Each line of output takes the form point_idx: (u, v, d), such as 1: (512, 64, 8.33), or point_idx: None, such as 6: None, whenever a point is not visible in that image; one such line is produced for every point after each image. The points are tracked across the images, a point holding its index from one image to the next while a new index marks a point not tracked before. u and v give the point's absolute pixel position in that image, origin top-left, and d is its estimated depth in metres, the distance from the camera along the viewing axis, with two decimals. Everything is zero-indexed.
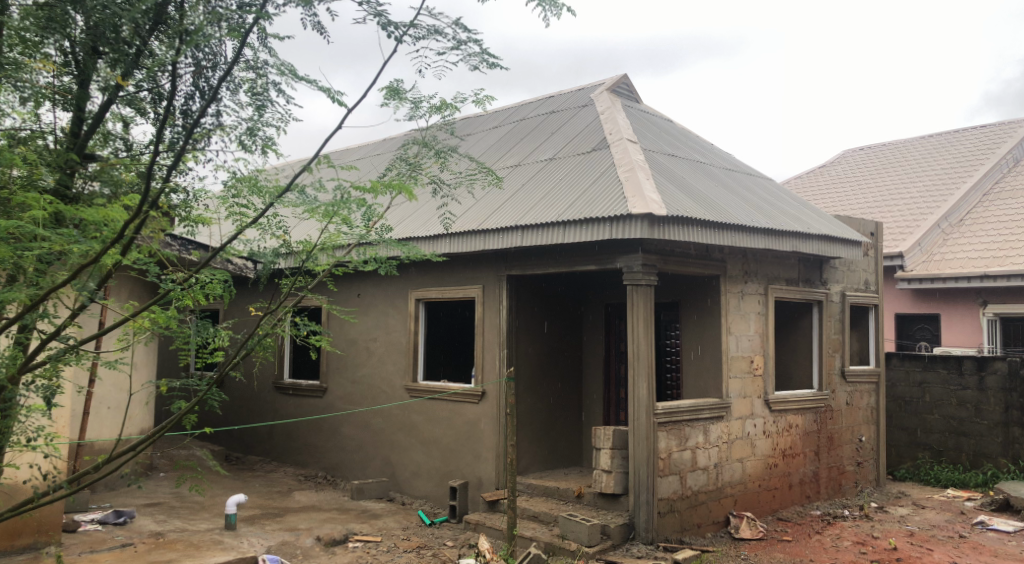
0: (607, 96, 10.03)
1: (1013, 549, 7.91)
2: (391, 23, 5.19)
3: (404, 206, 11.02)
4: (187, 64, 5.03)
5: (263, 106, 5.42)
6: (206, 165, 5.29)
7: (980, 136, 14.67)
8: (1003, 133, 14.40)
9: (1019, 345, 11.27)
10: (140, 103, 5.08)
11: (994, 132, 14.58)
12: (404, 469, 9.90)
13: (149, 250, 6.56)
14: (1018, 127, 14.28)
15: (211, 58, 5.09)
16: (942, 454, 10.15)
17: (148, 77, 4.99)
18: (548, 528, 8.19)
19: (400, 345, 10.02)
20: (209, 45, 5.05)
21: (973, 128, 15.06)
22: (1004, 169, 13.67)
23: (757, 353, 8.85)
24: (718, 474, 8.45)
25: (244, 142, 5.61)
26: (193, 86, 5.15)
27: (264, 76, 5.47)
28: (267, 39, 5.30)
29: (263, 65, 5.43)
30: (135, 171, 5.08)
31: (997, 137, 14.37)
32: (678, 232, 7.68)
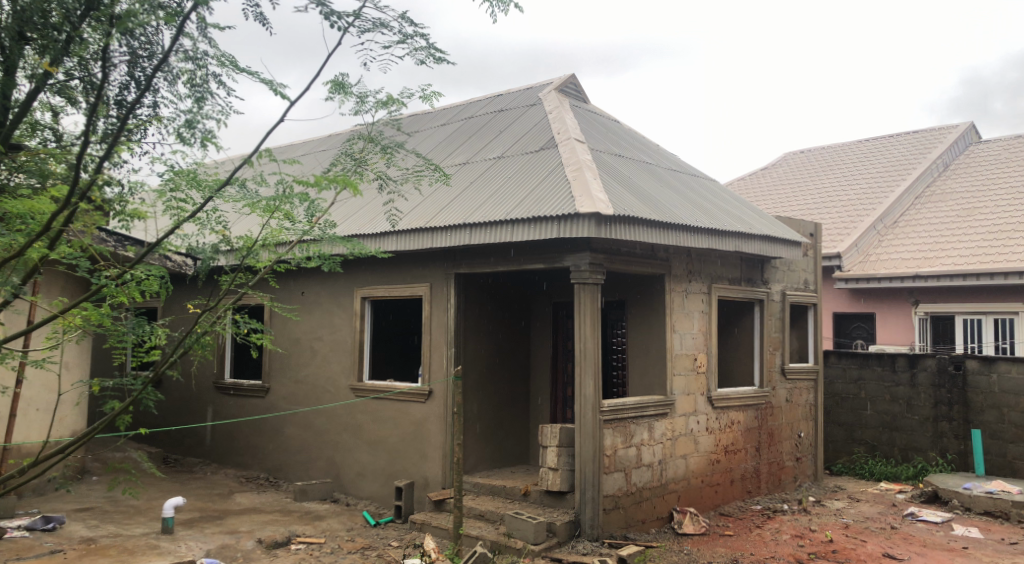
0: (556, 96, 10.06)
1: (941, 539, 8.21)
2: (334, 14, 5.83)
3: (349, 202, 10.87)
4: (122, 52, 5.31)
5: (203, 97, 5.87)
6: (143, 155, 5.65)
7: (913, 141, 15.17)
8: (936, 138, 14.92)
9: (947, 343, 11.81)
10: (71, 92, 5.30)
11: (926, 138, 15.09)
12: (349, 469, 9.78)
13: (80, 245, 6.39)
14: (949, 134, 14.81)
15: (146, 48, 5.40)
16: (877, 449, 10.47)
17: (80, 64, 5.21)
18: (494, 526, 8.22)
19: (345, 343, 9.90)
20: (144, 35, 5.35)
21: (908, 133, 15.57)
22: (936, 174, 14.16)
23: (701, 351, 9.00)
24: (662, 470, 8.58)
25: (183, 134, 6.06)
26: (128, 76, 5.45)
27: (202, 67, 5.86)
28: (207, 31, 5.72)
29: (202, 56, 5.80)
30: (65, 163, 5.22)
31: (930, 142, 14.88)
32: (625, 232, 7.77)
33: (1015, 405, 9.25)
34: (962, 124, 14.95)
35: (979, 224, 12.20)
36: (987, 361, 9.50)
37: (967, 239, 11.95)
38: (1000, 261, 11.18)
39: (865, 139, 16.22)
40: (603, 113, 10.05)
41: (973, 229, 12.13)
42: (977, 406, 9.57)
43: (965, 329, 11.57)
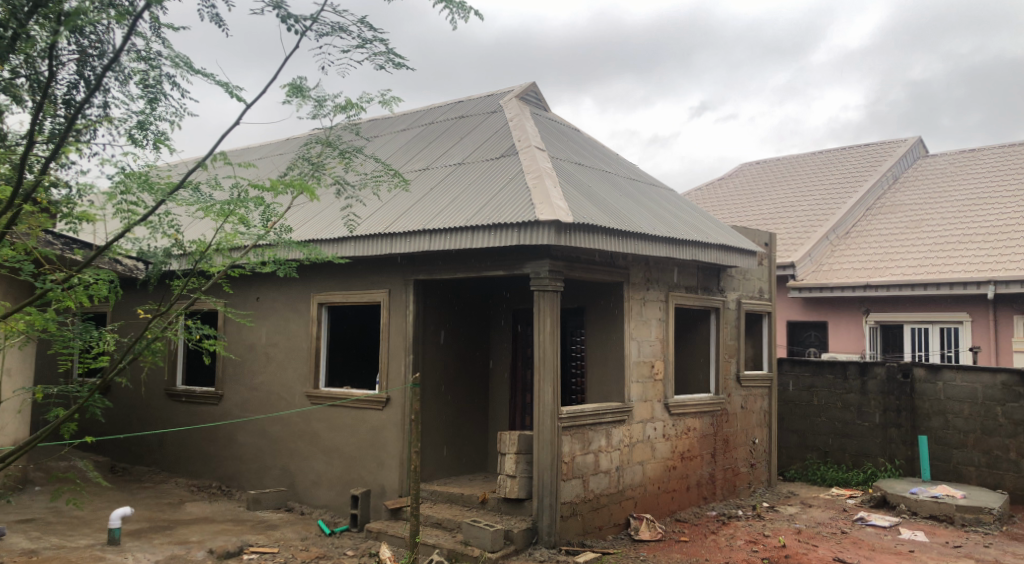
0: (516, 103, 10.10)
1: (889, 542, 8.41)
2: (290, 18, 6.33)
3: (306, 207, 10.75)
4: (72, 50, 5.55)
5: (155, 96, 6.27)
6: (92, 156, 5.88)
7: (864, 155, 15.57)
8: (886, 152, 15.32)
9: (896, 351, 12.14)
10: (17, 91, 5.24)
11: (876, 152, 15.50)
12: (304, 477, 9.65)
13: (25, 248, 6.33)
14: (898, 148, 15.23)
15: (98, 47, 5.60)
16: (829, 455, 10.69)
17: (25, 62, 5.22)
18: (451, 534, 8.18)
19: (301, 350, 9.78)
20: (94, 33, 5.56)
21: (859, 146, 15.97)
22: (885, 186, 14.53)
23: (658, 358, 9.08)
24: (619, 477, 8.63)
25: (134, 135, 6.44)
26: (77, 75, 5.64)
27: (155, 68, 6.27)
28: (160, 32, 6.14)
29: (154, 57, 6.25)
30: (11, 162, 5.33)
31: (880, 155, 15.28)
32: (584, 239, 7.82)
33: (959, 412, 9.54)
34: (910, 138, 15.38)
35: (925, 236, 12.56)
36: (933, 369, 9.78)
37: (915, 250, 12.29)
38: (946, 272, 11.52)
39: (818, 151, 16.60)
40: (564, 122, 10.11)
41: (920, 241, 12.49)
42: (923, 412, 9.84)
43: (913, 338, 11.92)
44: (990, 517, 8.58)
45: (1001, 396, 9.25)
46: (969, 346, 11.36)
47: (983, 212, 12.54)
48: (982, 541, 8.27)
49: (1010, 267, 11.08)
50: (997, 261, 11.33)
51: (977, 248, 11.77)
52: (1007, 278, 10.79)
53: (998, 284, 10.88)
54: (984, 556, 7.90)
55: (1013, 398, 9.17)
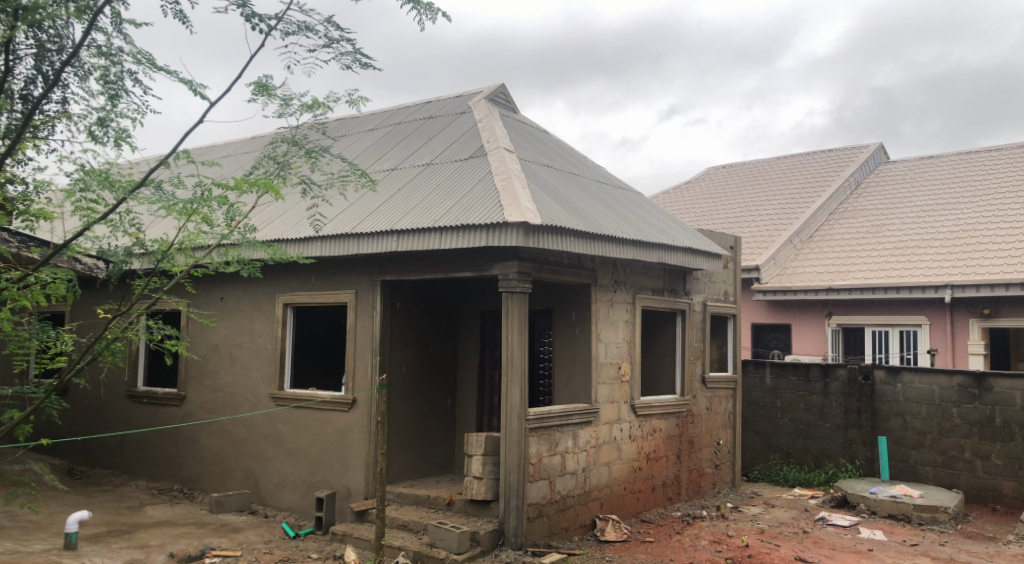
0: (485, 105, 10.10)
1: (848, 541, 8.56)
2: (255, 17, 6.48)
3: (272, 206, 10.63)
4: (30, 45, 5.70)
5: (115, 93, 6.35)
6: (49, 153, 5.99)
7: (828, 160, 15.85)
8: (849, 157, 15.62)
9: (857, 353, 12.42)
10: None
11: (840, 157, 15.79)
12: (268, 479, 9.54)
13: None
14: (861, 153, 15.54)
15: (57, 41, 5.74)
16: (791, 455, 10.85)
17: None
18: (417, 536, 8.16)
19: (266, 351, 9.67)
20: (53, 28, 5.72)
21: (822, 152, 16.25)
22: (848, 191, 14.80)
23: (624, 360, 9.13)
24: (586, 478, 8.67)
25: (95, 132, 6.50)
26: (36, 70, 5.80)
27: (116, 64, 6.31)
28: (120, 26, 6.28)
29: (116, 53, 6.28)
30: None
31: (842, 161, 15.56)
32: (552, 241, 7.84)
33: (918, 413, 9.75)
34: (872, 145, 15.68)
35: (887, 240, 12.82)
36: (893, 371, 9.98)
37: (876, 255, 12.54)
38: (905, 276, 11.77)
39: (783, 156, 16.86)
40: (533, 124, 10.13)
41: (880, 245, 12.75)
42: (883, 414, 10.04)
43: (874, 340, 12.17)
44: (945, 516, 8.77)
45: (957, 397, 9.49)
46: (927, 349, 11.62)
47: (941, 217, 12.82)
48: (938, 540, 8.46)
49: (966, 271, 11.34)
50: (954, 265, 11.59)
51: (936, 252, 12.03)
52: (963, 283, 11.05)
53: (955, 288, 11.13)
54: (939, 554, 8.08)
55: (968, 399, 9.41)
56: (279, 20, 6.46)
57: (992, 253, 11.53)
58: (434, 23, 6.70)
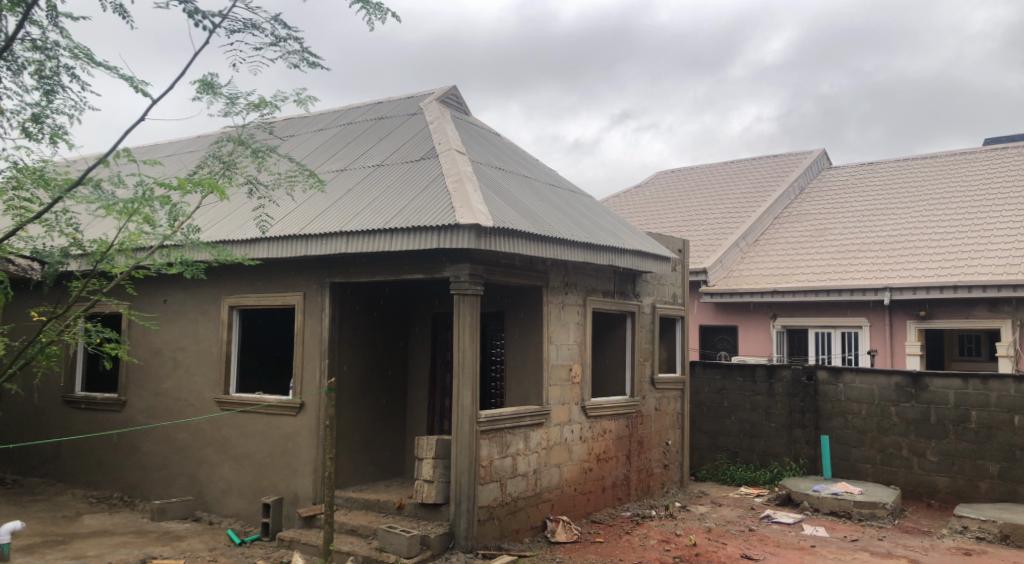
0: (437, 106, 10.06)
1: (792, 538, 8.76)
2: (198, 13, 6.50)
3: (218, 206, 10.41)
4: None
5: (51, 88, 6.21)
6: None
7: (773, 166, 16.24)
8: (793, 164, 16.03)
9: (801, 354, 12.78)
10: None
11: (784, 163, 16.19)
12: (213, 485, 9.34)
13: None
14: (804, 160, 15.95)
15: None
16: (737, 455, 11.05)
17: None
18: (367, 541, 8.08)
19: (211, 354, 9.45)
20: None
21: (767, 159, 16.63)
22: (792, 196, 15.17)
23: (575, 361, 9.18)
24: (537, 479, 8.69)
25: (30, 129, 6.33)
26: None
27: (52, 59, 6.21)
28: (57, 21, 6.22)
29: (51, 47, 6.17)
30: None
31: (786, 168, 15.95)
32: (504, 243, 7.85)
33: (858, 412, 10.04)
34: (814, 151, 16.11)
35: (828, 244, 13.19)
36: (835, 372, 10.25)
37: (818, 259, 12.86)
38: (846, 279, 12.09)
39: (729, 162, 17.20)
40: (484, 126, 10.14)
41: (822, 250, 13.09)
42: (825, 413, 10.30)
43: (817, 341, 12.50)
44: (883, 511, 9.05)
45: (895, 397, 9.81)
46: (867, 349, 11.97)
47: (879, 223, 13.23)
48: (877, 535, 8.72)
49: (904, 275, 11.70)
50: (891, 269, 11.95)
51: (874, 257, 12.40)
52: (901, 285, 11.41)
53: (893, 291, 11.48)
54: (878, 549, 8.32)
55: (905, 398, 9.73)
56: (224, 15, 6.49)
57: (928, 258, 11.92)
58: (383, 23, 6.78)
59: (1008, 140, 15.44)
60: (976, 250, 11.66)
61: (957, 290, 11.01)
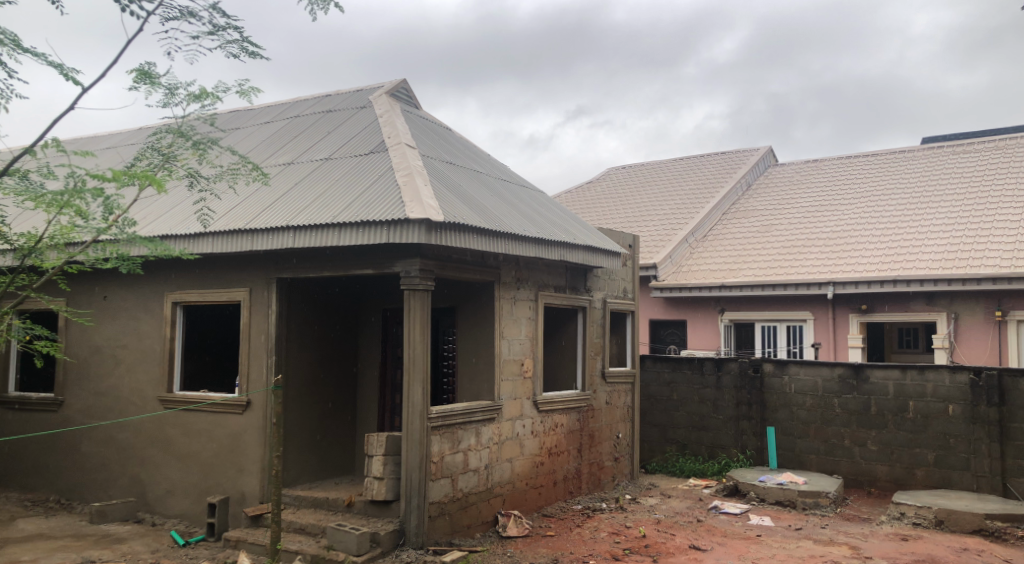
0: (386, 100, 9.91)
1: (739, 528, 8.92)
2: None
3: (159, 200, 10.11)
4: None
5: None
6: None
7: (721, 163, 16.48)
8: (740, 160, 16.29)
9: (748, 348, 12.97)
10: None
11: (732, 160, 16.44)
12: (156, 486, 9.10)
13: None
14: (751, 157, 16.22)
15: None
16: (686, 447, 11.20)
17: None
18: (315, 540, 7.97)
19: (153, 352, 9.18)
20: None
21: (715, 155, 16.86)
22: (740, 192, 15.41)
23: (527, 356, 9.18)
24: (488, 475, 8.68)
25: None
26: None
27: None
28: None
29: None
30: None
31: (734, 164, 16.20)
32: (455, 238, 7.77)
33: (803, 404, 10.28)
34: (761, 148, 16.38)
35: (774, 239, 13.45)
36: (780, 364, 10.45)
37: (764, 254, 13.12)
38: (792, 274, 12.35)
39: (679, 158, 17.40)
40: (435, 120, 10.03)
41: (769, 245, 13.34)
42: (771, 405, 10.51)
43: (763, 335, 12.74)
44: (826, 500, 9.30)
45: (837, 388, 10.06)
46: (812, 342, 12.27)
47: (823, 219, 13.54)
48: (820, 523, 8.94)
49: (847, 269, 12.00)
50: (834, 263, 12.25)
51: (818, 251, 12.69)
52: (843, 280, 11.69)
53: (836, 285, 11.76)
54: (820, 537, 8.53)
55: (847, 390, 9.99)
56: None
57: (869, 252, 12.24)
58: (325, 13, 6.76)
59: (943, 139, 15.90)
60: (916, 245, 12.00)
61: (896, 284, 11.34)
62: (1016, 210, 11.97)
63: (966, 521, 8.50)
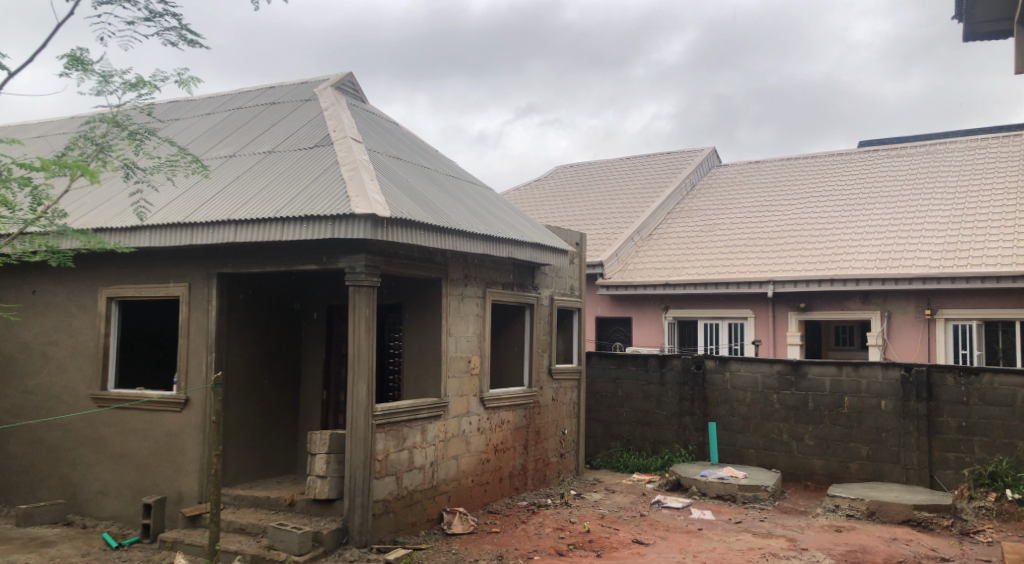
0: (332, 93, 9.73)
1: (680, 522, 9.06)
2: None
3: (92, 191, 9.76)
4: None
5: None
6: None
7: (666, 163, 16.71)
8: (684, 161, 16.53)
9: (691, 345, 13.19)
10: None
11: (677, 160, 16.67)
12: (88, 487, 8.81)
13: None
14: (695, 158, 16.47)
15: None
16: (630, 443, 11.33)
17: None
18: (256, 539, 7.82)
19: (86, 349, 8.87)
20: None
21: (660, 155, 17.08)
22: (684, 193, 15.64)
23: (474, 353, 9.16)
24: (433, 472, 8.62)
25: None
26: None
27: None
28: None
29: None
30: None
31: (679, 165, 16.43)
32: (401, 234, 7.68)
33: (743, 400, 10.50)
34: (705, 150, 16.65)
35: (716, 238, 13.68)
36: (722, 360, 10.66)
37: (707, 253, 13.33)
38: (734, 273, 12.58)
39: (625, 158, 17.58)
40: (382, 115, 9.90)
41: (711, 244, 13.56)
42: (712, 401, 10.71)
43: (705, 332, 12.96)
44: (765, 494, 9.52)
45: (776, 384, 10.30)
46: (752, 339, 12.54)
47: (764, 219, 13.83)
48: (759, 516, 9.14)
49: (786, 269, 12.28)
50: (774, 263, 12.52)
51: (759, 251, 12.95)
52: (783, 279, 11.96)
53: (776, 284, 12.03)
54: (759, 529, 8.73)
55: (786, 385, 10.24)
56: None
57: (807, 252, 12.55)
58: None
59: (878, 143, 16.37)
60: (851, 246, 12.34)
61: (833, 283, 11.66)
62: (945, 213, 12.40)
63: (896, 512, 8.78)
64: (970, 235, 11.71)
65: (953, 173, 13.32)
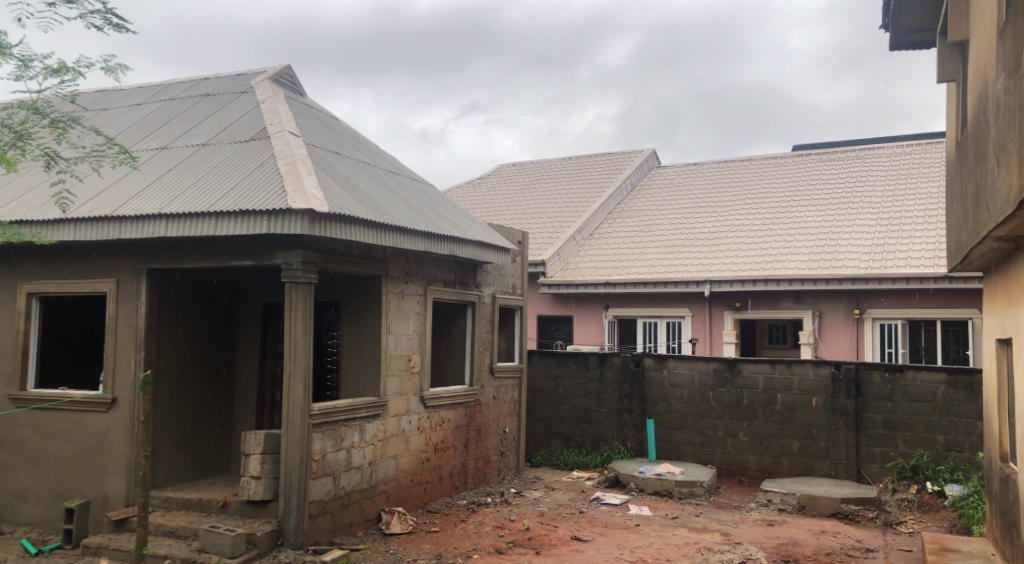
0: (269, 85, 9.47)
1: (618, 519, 9.13)
2: None
3: (11, 181, 9.30)
4: None
5: None
6: None
7: (608, 163, 16.85)
8: (625, 161, 16.68)
9: (630, 343, 13.32)
10: None
11: (618, 160, 16.82)
12: (6, 492, 8.41)
13: None
14: (635, 159, 16.63)
15: None
16: (570, 440, 11.40)
17: None
18: (186, 543, 7.57)
19: (5, 347, 8.46)
20: None
21: (602, 156, 17.21)
22: (625, 193, 15.78)
23: (414, 352, 9.05)
24: (372, 472, 8.49)
25: None
26: None
27: None
28: None
29: None
30: None
31: (619, 165, 16.58)
32: (340, 230, 7.50)
33: (679, 397, 10.66)
34: (645, 151, 16.83)
35: (655, 238, 13.85)
36: (660, 358, 10.80)
37: (645, 253, 13.48)
38: (672, 273, 12.76)
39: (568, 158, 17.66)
40: (322, 110, 9.68)
41: (650, 244, 13.72)
42: (650, 399, 10.83)
43: (644, 331, 13.11)
44: (701, 490, 9.65)
45: (712, 382, 10.49)
46: (689, 338, 12.73)
47: (701, 221, 14.05)
48: (694, 511, 9.29)
49: (722, 269, 12.50)
50: (711, 263, 12.74)
51: (696, 251, 13.16)
52: (720, 279, 12.19)
53: (712, 283, 12.24)
54: (694, 524, 8.86)
55: (721, 383, 10.43)
56: None
57: (742, 253, 12.80)
58: None
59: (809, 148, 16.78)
60: (785, 247, 12.64)
61: (767, 283, 11.92)
62: (872, 216, 12.81)
63: (824, 506, 9.02)
64: (895, 237, 12.12)
65: (879, 178, 13.75)
